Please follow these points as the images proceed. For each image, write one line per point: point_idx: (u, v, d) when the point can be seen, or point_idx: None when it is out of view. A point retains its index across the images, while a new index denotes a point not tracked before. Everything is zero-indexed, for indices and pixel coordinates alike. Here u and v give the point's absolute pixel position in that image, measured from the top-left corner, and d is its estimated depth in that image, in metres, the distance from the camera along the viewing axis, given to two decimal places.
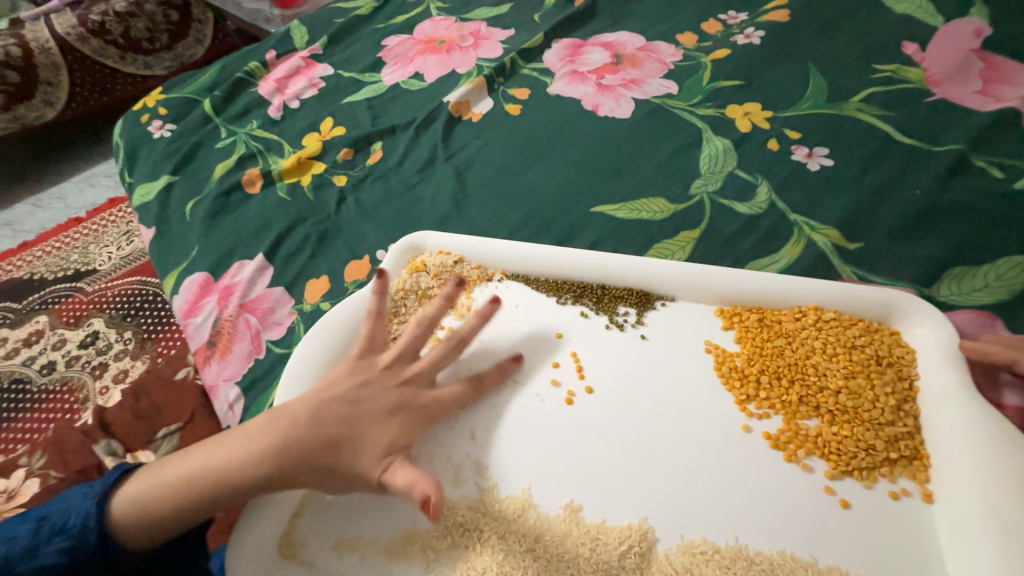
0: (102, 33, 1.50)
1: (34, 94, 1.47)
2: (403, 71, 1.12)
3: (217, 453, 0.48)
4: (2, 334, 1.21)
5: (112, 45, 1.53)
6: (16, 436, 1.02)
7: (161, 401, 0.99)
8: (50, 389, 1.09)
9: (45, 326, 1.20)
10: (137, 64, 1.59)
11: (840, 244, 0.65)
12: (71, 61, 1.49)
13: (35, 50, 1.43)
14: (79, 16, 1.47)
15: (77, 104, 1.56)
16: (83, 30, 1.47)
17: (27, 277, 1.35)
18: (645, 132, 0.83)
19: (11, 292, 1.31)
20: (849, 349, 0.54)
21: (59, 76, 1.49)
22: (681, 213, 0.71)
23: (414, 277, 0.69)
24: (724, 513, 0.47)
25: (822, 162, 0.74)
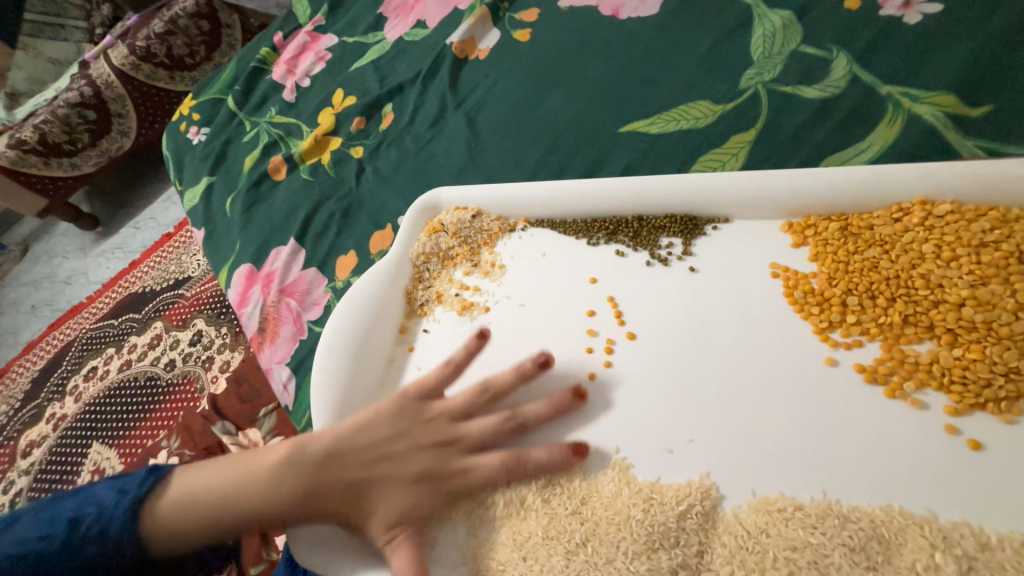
0: (150, 57, 1.56)
1: (111, 127, 1.62)
2: (406, 22, 1.05)
3: (245, 478, 0.46)
4: (131, 342, 1.38)
5: (161, 67, 1.60)
6: (156, 423, 1.18)
7: (257, 385, 1.08)
8: (174, 382, 1.25)
9: (162, 330, 1.36)
10: (185, 81, 1.68)
11: (957, 112, 0.49)
12: (132, 90, 1.59)
13: (102, 87, 1.54)
14: (128, 45, 1.54)
15: (147, 129, 1.70)
16: (134, 59, 1.54)
17: (141, 290, 1.53)
18: (678, 24, 0.69)
19: (131, 305, 1.49)
20: (975, 248, 0.41)
21: (125, 106, 1.61)
22: (731, 113, 0.58)
23: (433, 239, 0.65)
24: (808, 464, 0.39)
25: (925, 10, 0.56)
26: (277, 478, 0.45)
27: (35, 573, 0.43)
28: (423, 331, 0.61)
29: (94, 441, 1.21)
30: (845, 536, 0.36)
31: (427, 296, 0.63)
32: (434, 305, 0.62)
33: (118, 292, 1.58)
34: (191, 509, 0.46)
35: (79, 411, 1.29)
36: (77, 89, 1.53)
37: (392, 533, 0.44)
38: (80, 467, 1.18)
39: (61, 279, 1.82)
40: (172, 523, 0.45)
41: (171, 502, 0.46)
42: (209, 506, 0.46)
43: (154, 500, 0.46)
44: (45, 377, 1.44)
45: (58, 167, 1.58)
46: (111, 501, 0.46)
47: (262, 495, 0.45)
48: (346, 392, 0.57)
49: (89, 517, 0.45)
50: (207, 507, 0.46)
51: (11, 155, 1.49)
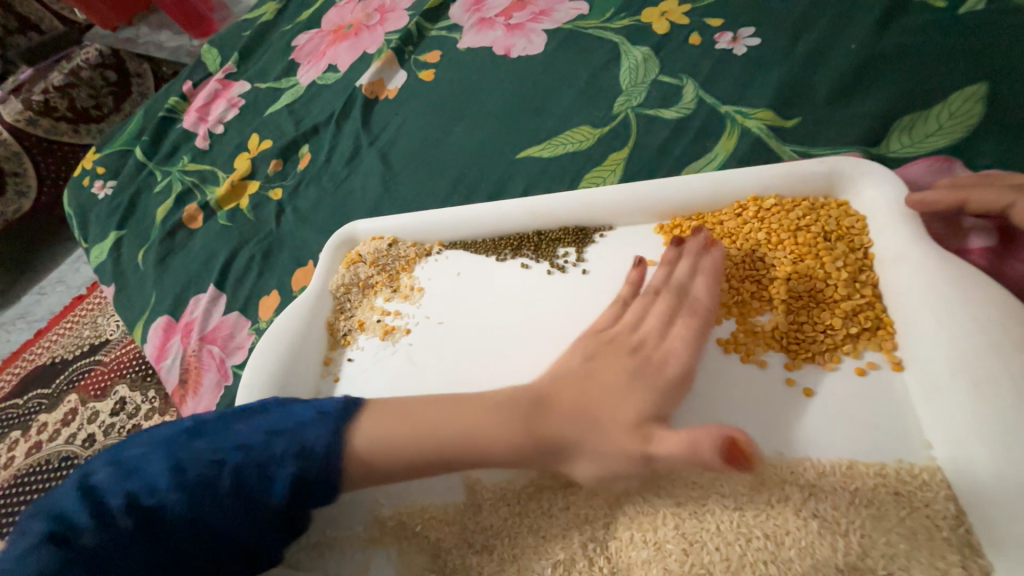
0: (50, 111, 1.51)
1: (7, 188, 1.52)
2: (318, 67, 1.09)
3: (476, 410, 0.45)
4: (42, 421, 1.26)
5: (63, 121, 1.55)
6: None
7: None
8: None
9: (77, 403, 1.25)
10: (92, 133, 1.61)
11: (777, 124, 0.59)
12: (30, 147, 1.52)
13: None
14: (23, 101, 1.49)
15: (50, 187, 1.59)
16: (30, 114, 1.49)
17: (50, 361, 1.39)
18: (559, 61, 0.78)
19: (39, 378, 1.36)
20: (794, 232, 0.50)
21: (23, 164, 1.52)
22: (607, 135, 0.67)
23: (352, 270, 0.68)
24: (686, 430, 0.45)
25: (749, 43, 0.67)
26: (508, 409, 0.44)
27: (236, 483, 0.44)
28: (347, 360, 0.63)
29: None
30: (718, 486, 0.42)
31: (349, 325, 0.65)
32: (357, 334, 0.64)
33: (21, 366, 1.43)
34: (398, 439, 0.45)
35: None
36: None
37: (645, 428, 0.42)
38: None
39: None
40: (382, 446, 0.45)
41: (374, 434, 0.45)
42: (418, 442, 0.45)
43: (356, 425, 0.46)
44: None
45: None
46: (308, 418, 0.47)
47: (487, 427, 0.44)
48: None
49: (285, 432, 0.46)
50: (417, 444, 0.45)
51: None
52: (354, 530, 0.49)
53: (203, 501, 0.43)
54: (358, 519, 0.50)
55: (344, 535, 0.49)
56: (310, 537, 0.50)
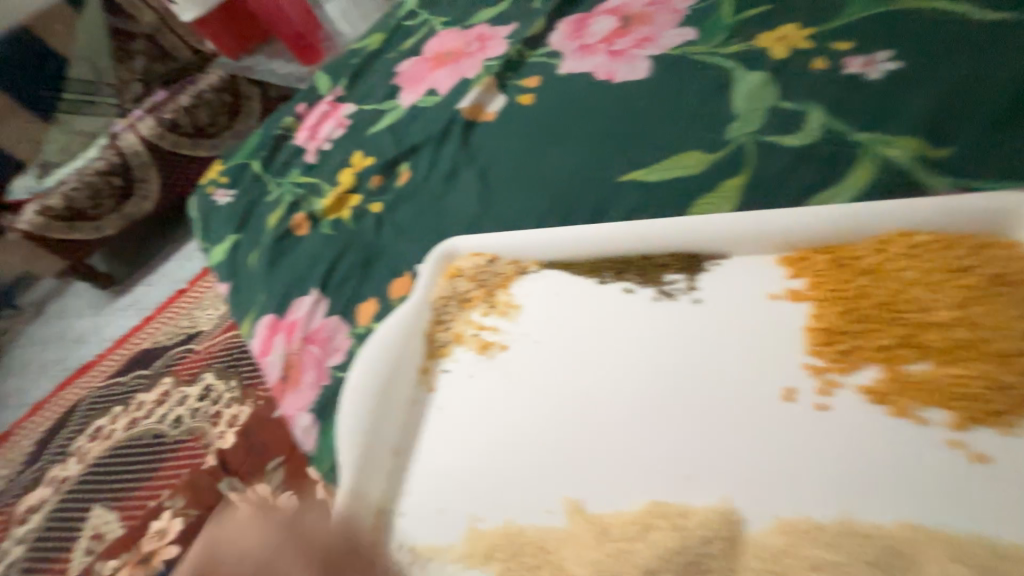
0: (176, 128, 1.78)
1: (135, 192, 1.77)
2: (419, 91, 1.16)
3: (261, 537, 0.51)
4: (139, 399, 1.39)
5: (185, 135, 1.81)
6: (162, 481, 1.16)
7: (259, 440, 1.09)
8: (181, 440, 1.24)
9: (171, 387, 1.37)
10: (206, 147, 1.87)
11: (922, 154, 0.55)
12: (159, 156, 1.77)
13: (131, 156, 1.73)
14: (156, 118, 1.75)
15: (166, 191, 1.86)
16: (161, 130, 1.75)
17: (152, 346, 1.56)
18: (665, 86, 0.77)
19: (139, 362, 1.52)
20: (953, 273, 0.45)
21: (149, 171, 1.78)
22: (721, 160, 0.65)
23: (451, 283, 0.70)
24: (823, 485, 0.40)
25: (883, 68, 0.63)
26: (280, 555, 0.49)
27: None
28: (443, 371, 0.64)
29: (95, 505, 1.19)
30: (866, 552, 0.37)
31: (448, 337, 0.66)
32: (453, 345, 0.65)
33: (124, 351, 1.62)
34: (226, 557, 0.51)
35: (84, 472, 1.28)
36: (107, 159, 1.72)
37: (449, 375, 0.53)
38: (77, 534, 1.15)
39: (70, 339, 1.86)
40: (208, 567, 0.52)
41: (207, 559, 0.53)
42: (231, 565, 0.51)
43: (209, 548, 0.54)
44: (48, 439, 1.45)
45: (82, 231, 1.72)
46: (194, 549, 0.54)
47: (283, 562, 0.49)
48: (371, 434, 0.58)
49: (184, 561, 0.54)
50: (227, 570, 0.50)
51: (37, 222, 1.63)
52: (450, 544, 0.49)
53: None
54: (456, 532, 0.50)
55: (441, 548, 0.50)
56: (407, 544, 0.52)
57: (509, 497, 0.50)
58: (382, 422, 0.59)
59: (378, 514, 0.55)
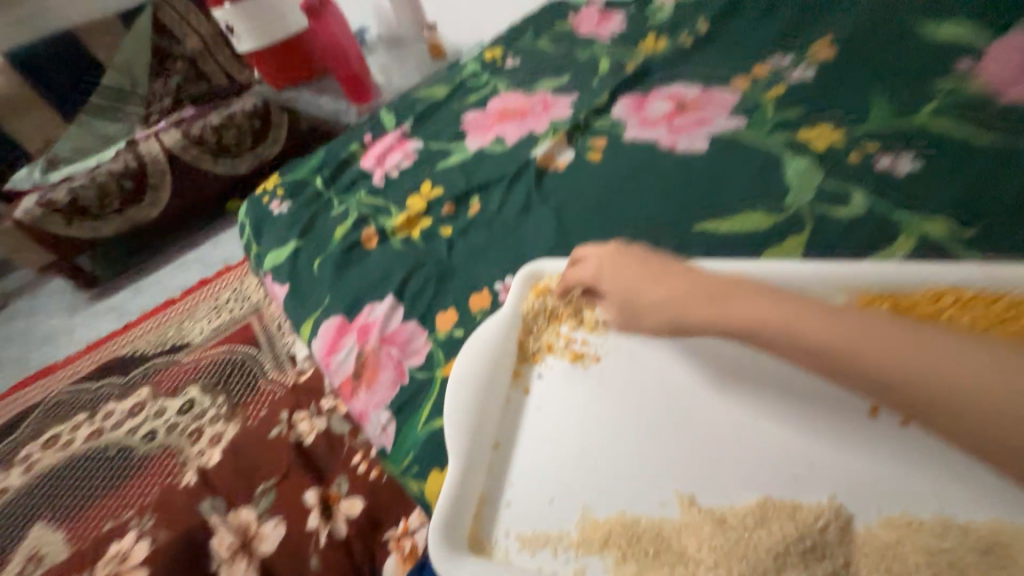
0: (199, 142, 2.31)
1: (145, 197, 2.28)
2: (485, 137, 1.29)
3: None
4: None
5: (207, 152, 2.34)
6: None
7: (257, 455, 1.43)
8: None
9: None
10: (223, 164, 2.41)
11: (952, 234, 0.68)
12: (174, 169, 2.30)
13: (148, 163, 2.24)
14: (183, 132, 2.29)
15: (176, 199, 2.36)
16: (186, 142, 2.28)
17: None
18: (725, 159, 0.92)
19: None
20: (998, 322, 0.56)
21: (162, 181, 2.29)
22: (782, 222, 0.77)
23: (541, 298, 0.75)
24: (920, 486, 0.47)
25: (909, 167, 0.79)
26: None
27: None
28: (536, 376, 0.69)
29: None
30: (972, 541, 0.43)
31: (538, 346, 0.72)
32: (545, 354, 0.71)
33: None
34: None
35: None
36: (123, 163, 2.21)
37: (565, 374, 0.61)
38: None
39: None
40: None
41: None
42: None
43: None
44: None
45: (83, 228, 2.21)
46: None
47: None
48: (478, 425, 0.63)
49: None
50: None
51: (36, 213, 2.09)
52: (564, 530, 0.53)
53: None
54: (570, 521, 0.53)
55: (556, 536, 0.52)
56: (515, 532, 0.55)
57: (622, 490, 0.54)
58: (487, 416, 0.64)
59: (482, 501, 0.58)
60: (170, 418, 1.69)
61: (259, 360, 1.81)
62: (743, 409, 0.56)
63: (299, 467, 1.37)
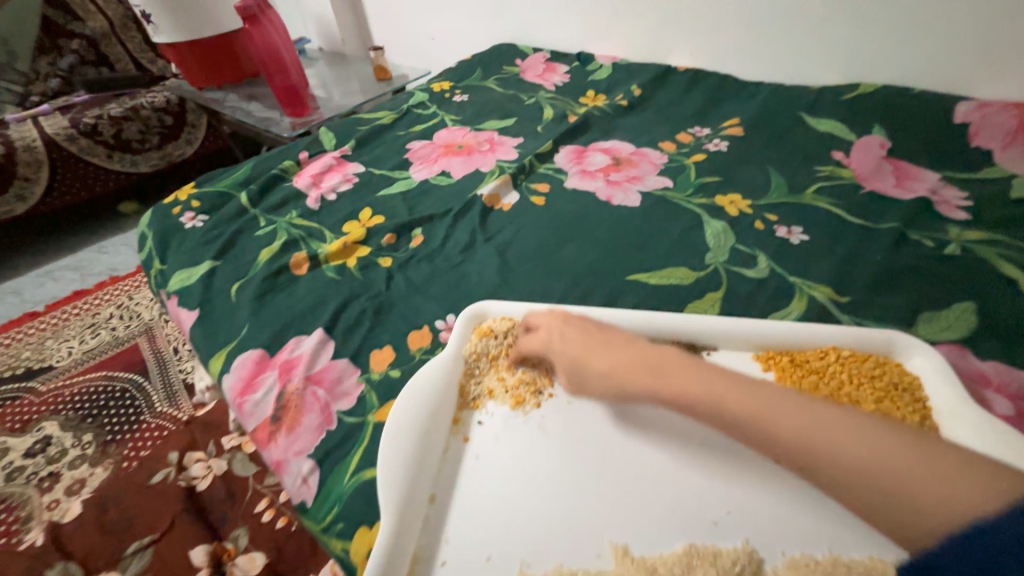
0: (92, 134, 2.06)
1: (11, 190, 1.96)
2: (430, 169, 1.29)
3: None
4: None
5: (101, 145, 2.10)
6: None
7: (135, 508, 1.24)
8: None
9: None
10: (121, 161, 2.18)
11: (835, 299, 0.80)
12: (54, 158, 2.01)
13: (20, 150, 1.94)
14: (72, 120, 2.03)
15: (52, 196, 2.07)
16: (73, 131, 2.03)
17: None
18: (654, 216, 1.01)
19: None
20: (871, 378, 0.66)
21: (37, 172, 2.00)
22: (703, 278, 0.85)
23: (483, 341, 0.76)
24: (817, 528, 0.53)
25: (801, 237, 0.92)
26: None
27: None
28: (476, 422, 0.67)
29: None
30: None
31: (479, 390, 0.71)
32: (485, 399, 0.70)
33: None
34: None
35: None
36: None
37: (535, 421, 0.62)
38: None
39: None
40: None
41: None
42: None
43: None
44: None
45: None
46: None
47: None
48: (414, 476, 0.59)
49: None
50: None
51: None
52: None
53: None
54: None
55: None
56: None
57: (559, 543, 0.54)
58: (424, 465, 0.61)
59: (414, 561, 0.54)
60: (17, 458, 1.40)
61: (145, 390, 1.57)
62: (672, 456, 0.60)
63: (187, 515, 1.21)
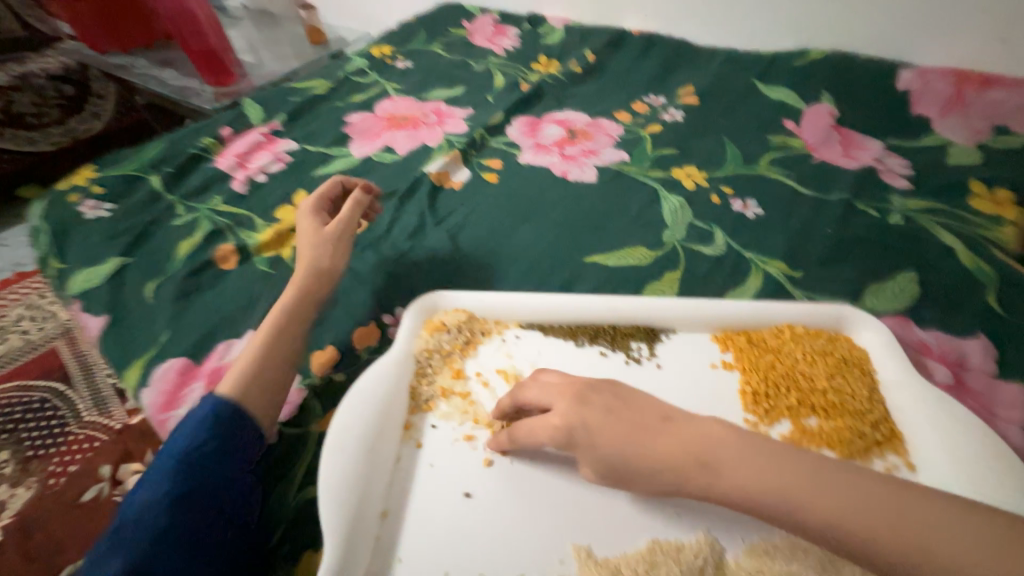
0: None
1: None
2: (373, 145, 1.18)
3: None
4: None
5: None
6: None
7: (59, 532, 1.06)
8: None
9: None
10: None
11: (789, 273, 0.80)
12: None
13: None
14: None
15: None
16: None
17: None
18: (612, 192, 0.97)
19: None
20: (823, 355, 0.67)
21: None
22: (662, 257, 0.83)
23: (435, 337, 0.71)
24: None
25: (756, 211, 0.91)
26: None
27: None
28: (430, 426, 0.63)
29: None
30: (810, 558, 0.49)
31: (432, 390, 0.66)
32: (439, 400, 0.65)
33: None
34: None
35: None
36: None
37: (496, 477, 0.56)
38: None
39: None
40: None
41: None
42: None
43: None
44: None
45: None
46: None
47: None
48: (364, 493, 0.55)
49: None
50: None
51: None
52: None
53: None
54: None
55: None
56: None
57: (523, 553, 0.52)
58: (375, 481, 0.56)
59: None
60: None
61: (68, 400, 1.27)
62: None
63: None
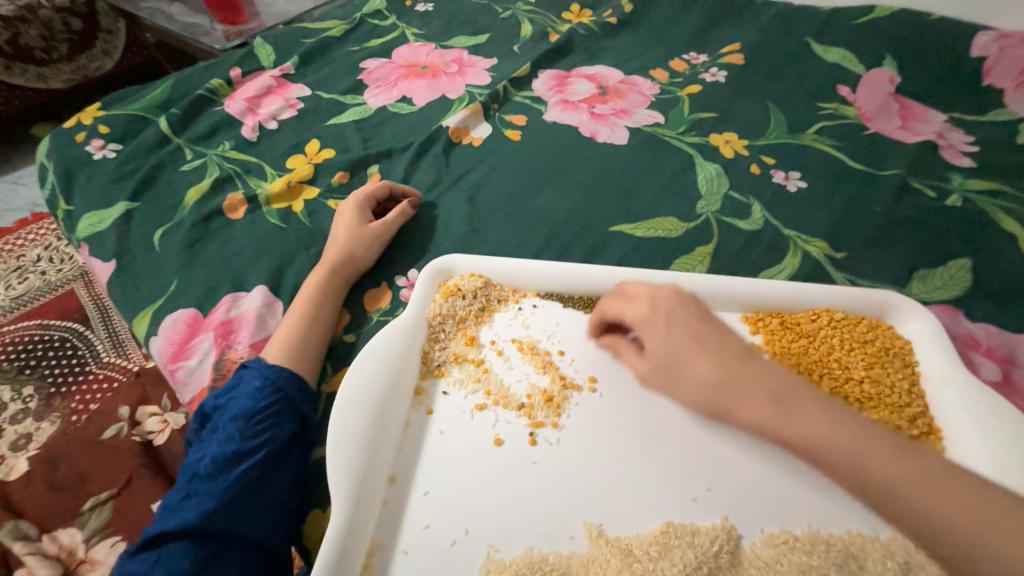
0: None
1: None
2: (389, 94, 1.10)
3: None
4: None
5: None
6: None
7: (86, 466, 1.06)
8: None
9: None
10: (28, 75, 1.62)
11: (830, 254, 0.75)
12: None
13: None
14: None
15: None
16: None
17: None
18: (644, 157, 0.90)
19: None
20: (862, 343, 0.63)
21: None
22: (693, 231, 0.78)
23: (449, 301, 0.67)
24: (793, 504, 0.51)
25: (799, 184, 0.84)
26: None
27: None
28: (441, 393, 0.61)
29: None
30: (832, 555, 0.47)
31: (444, 357, 0.64)
32: (451, 366, 0.63)
33: None
34: None
35: None
36: None
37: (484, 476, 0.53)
38: None
39: None
40: None
41: None
42: None
43: None
44: None
45: None
46: None
47: None
48: (370, 458, 0.53)
49: None
50: None
51: None
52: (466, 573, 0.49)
53: (210, 549, 0.51)
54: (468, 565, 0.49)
55: None
56: None
57: (530, 527, 0.51)
58: (380, 448, 0.55)
59: (370, 548, 0.50)
60: None
61: (90, 340, 1.29)
62: (653, 427, 0.56)
63: (147, 475, 1.04)
